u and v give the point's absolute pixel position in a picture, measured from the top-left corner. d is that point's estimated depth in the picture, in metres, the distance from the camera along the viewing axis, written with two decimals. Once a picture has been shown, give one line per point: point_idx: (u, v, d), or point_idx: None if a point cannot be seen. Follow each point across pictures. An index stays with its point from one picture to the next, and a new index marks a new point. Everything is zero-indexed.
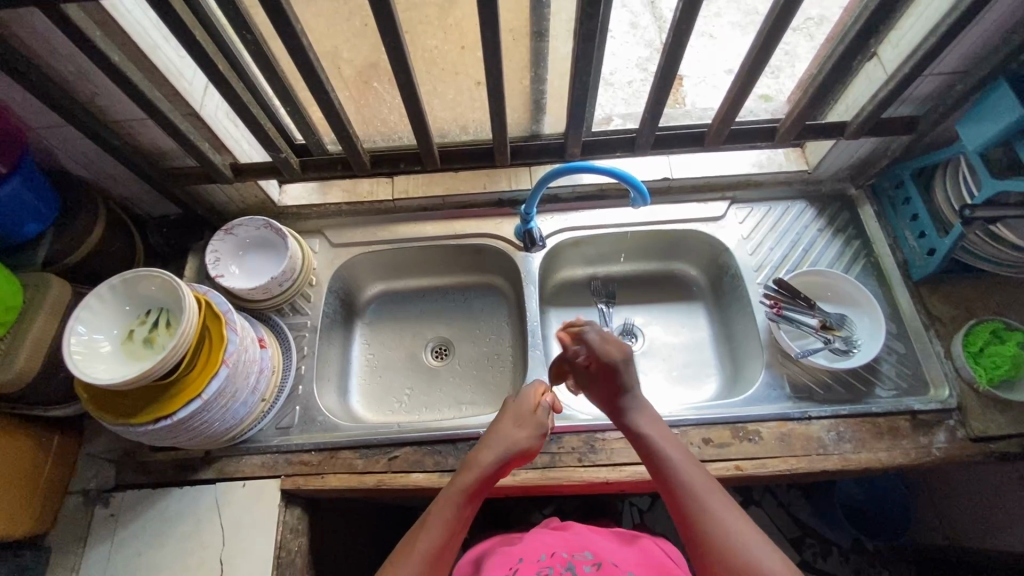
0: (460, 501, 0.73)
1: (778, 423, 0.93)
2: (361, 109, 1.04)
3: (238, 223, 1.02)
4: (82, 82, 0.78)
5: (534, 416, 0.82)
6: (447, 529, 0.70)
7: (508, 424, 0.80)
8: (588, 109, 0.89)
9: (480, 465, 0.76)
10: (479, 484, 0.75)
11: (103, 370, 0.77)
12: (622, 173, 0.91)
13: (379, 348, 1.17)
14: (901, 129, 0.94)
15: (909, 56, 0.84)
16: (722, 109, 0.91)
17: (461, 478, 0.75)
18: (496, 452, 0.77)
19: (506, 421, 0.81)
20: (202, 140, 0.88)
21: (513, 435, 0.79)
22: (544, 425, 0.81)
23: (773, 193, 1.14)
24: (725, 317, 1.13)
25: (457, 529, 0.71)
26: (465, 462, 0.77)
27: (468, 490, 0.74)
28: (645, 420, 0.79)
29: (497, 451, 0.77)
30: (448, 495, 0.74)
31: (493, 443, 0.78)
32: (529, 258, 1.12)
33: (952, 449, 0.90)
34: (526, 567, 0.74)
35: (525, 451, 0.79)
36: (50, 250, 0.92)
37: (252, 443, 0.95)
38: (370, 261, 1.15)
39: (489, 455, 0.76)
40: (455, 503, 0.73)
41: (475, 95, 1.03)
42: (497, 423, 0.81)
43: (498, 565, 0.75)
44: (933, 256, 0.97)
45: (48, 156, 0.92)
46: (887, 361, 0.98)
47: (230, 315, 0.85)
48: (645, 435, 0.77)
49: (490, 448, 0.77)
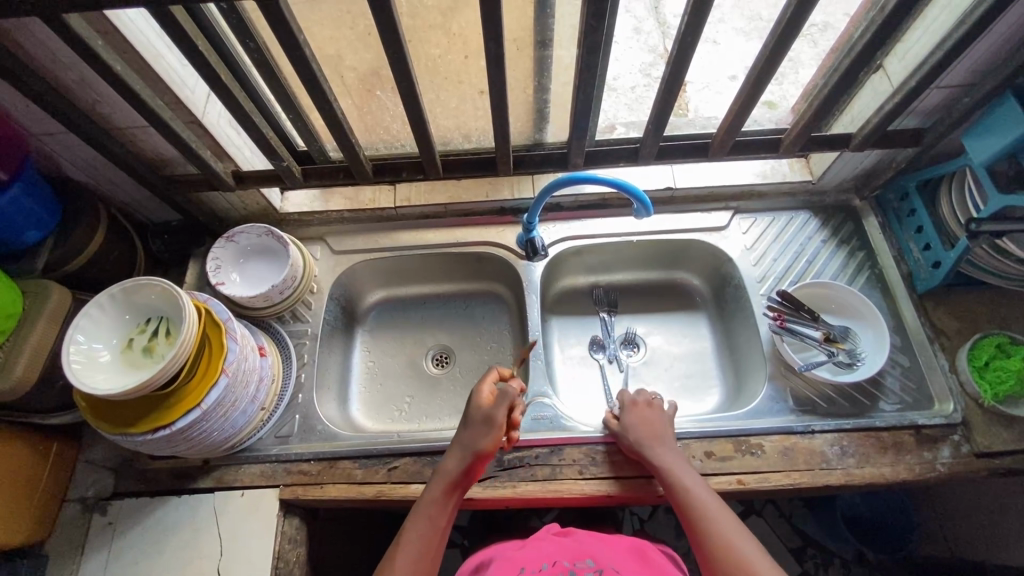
0: (433, 510, 0.77)
1: (781, 437, 0.92)
2: (363, 117, 1.04)
3: (239, 231, 1.01)
4: (84, 90, 0.78)
5: (487, 411, 0.83)
6: (425, 538, 0.74)
7: (466, 427, 0.84)
8: (591, 119, 0.88)
9: (448, 474, 0.80)
10: (449, 491, 0.78)
11: (102, 380, 0.76)
12: (624, 184, 0.91)
13: (380, 355, 1.16)
14: (906, 141, 0.94)
15: (915, 69, 0.83)
16: (727, 120, 0.90)
17: (433, 488, 0.79)
18: (458, 458, 0.81)
19: (465, 422, 0.84)
20: (203, 147, 0.88)
21: (472, 435, 0.82)
22: (497, 417, 0.82)
23: (776, 203, 1.13)
24: (728, 328, 1.13)
25: (436, 537, 0.75)
26: (436, 471, 0.81)
27: (440, 500, 0.78)
28: (668, 453, 0.85)
29: (458, 457, 0.81)
30: (422, 508, 0.78)
31: (458, 450, 0.82)
32: (531, 266, 1.11)
33: (956, 464, 0.89)
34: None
35: (485, 447, 0.81)
36: (50, 258, 0.92)
37: (251, 452, 0.95)
38: (372, 269, 1.15)
39: (453, 462, 0.80)
40: (431, 513, 0.76)
41: (478, 103, 1.02)
42: (461, 427, 0.85)
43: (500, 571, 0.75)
44: (938, 269, 0.96)
45: (49, 162, 0.91)
46: (891, 375, 0.97)
47: (230, 323, 0.85)
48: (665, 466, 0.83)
49: (453, 455, 0.81)
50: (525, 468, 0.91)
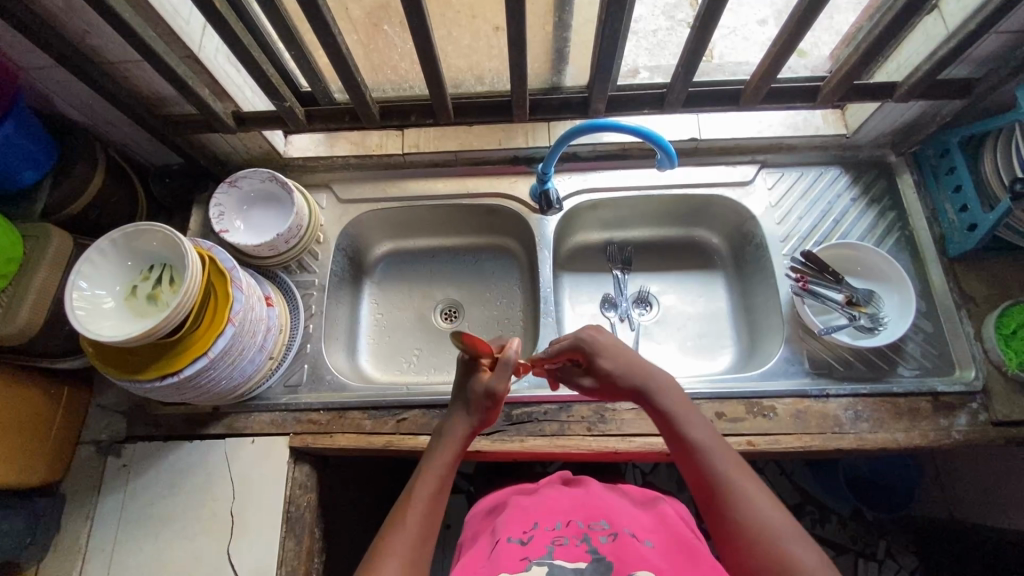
0: (443, 476, 0.71)
1: (795, 400, 0.90)
2: (369, 55, 0.96)
3: (242, 175, 0.97)
4: (71, 19, 0.72)
5: (489, 383, 0.74)
6: (431, 501, 0.68)
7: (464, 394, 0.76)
8: (616, 62, 0.82)
9: (453, 437, 0.74)
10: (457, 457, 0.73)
11: (108, 327, 0.75)
12: (648, 132, 0.85)
13: (387, 307, 1.15)
14: (956, 92, 0.87)
15: (978, 9, 0.75)
16: (762, 66, 0.83)
17: (441, 451, 0.73)
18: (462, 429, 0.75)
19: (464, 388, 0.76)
20: (201, 86, 0.82)
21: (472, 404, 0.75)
22: (501, 392, 0.73)
23: (806, 157, 1.07)
24: (745, 287, 1.10)
25: (437, 503, 0.69)
26: (441, 433, 0.75)
27: (450, 464, 0.72)
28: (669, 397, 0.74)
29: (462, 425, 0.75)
30: (430, 469, 0.72)
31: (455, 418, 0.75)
32: (544, 220, 1.07)
33: (972, 432, 0.87)
34: (541, 534, 0.71)
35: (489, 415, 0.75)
36: (48, 200, 0.88)
37: (260, 401, 0.95)
38: (379, 219, 1.11)
39: (458, 428, 0.75)
40: (438, 474, 0.71)
41: (493, 42, 0.94)
42: (461, 378, 0.77)
43: (512, 524, 0.74)
44: (974, 232, 0.92)
45: (40, 98, 0.86)
46: (913, 341, 0.94)
47: (235, 272, 0.83)
48: (667, 414, 0.72)
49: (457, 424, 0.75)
50: (533, 424, 0.91)
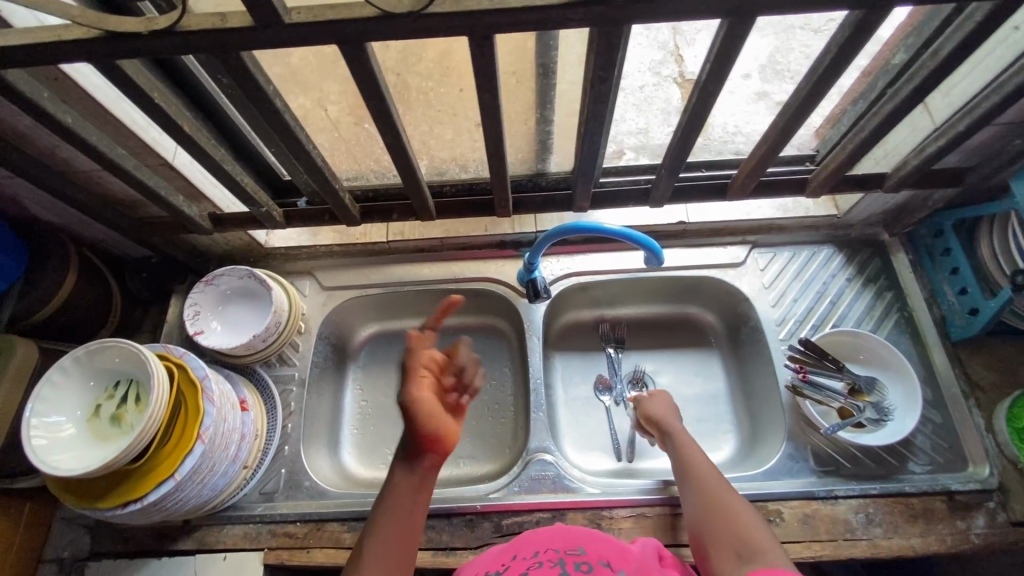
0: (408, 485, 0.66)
1: (802, 503, 0.85)
2: (351, 150, 0.96)
3: (219, 273, 0.95)
4: (41, 136, 0.70)
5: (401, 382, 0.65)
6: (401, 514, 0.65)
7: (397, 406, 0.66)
8: (598, 166, 0.79)
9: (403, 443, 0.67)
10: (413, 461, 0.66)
11: (63, 456, 0.70)
12: (633, 235, 0.83)
13: (373, 393, 1.09)
14: (947, 181, 0.84)
15: (961, 109, 0.74)
16: (749, 164, 0.80)
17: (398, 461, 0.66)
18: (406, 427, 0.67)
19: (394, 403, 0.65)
20: (176, 193, 0.80)
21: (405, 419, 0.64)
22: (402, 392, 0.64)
23: (797, 237, 1.05)
24: (743, 368, 1.05)
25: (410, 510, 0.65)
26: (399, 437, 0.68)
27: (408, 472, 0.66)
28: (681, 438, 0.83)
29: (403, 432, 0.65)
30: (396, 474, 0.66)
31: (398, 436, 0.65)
32: (532, 307, 1.04)
33: (991, 535, 0.82)
34: (518, 564, 0.69)
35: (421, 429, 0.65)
36: (17, 308, 0.85)
37: (234, 511, 0.89)
38: (363, 304, 1.08)
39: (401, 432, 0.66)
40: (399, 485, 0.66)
41: (476, 136, 0.94)
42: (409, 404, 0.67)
43: (493, 559, 0.72)
44: (976, 317, 0.89)
45: (12, 204, 0.84)
46: (921, 433, 0.89)
47: (207, 382, 0.79)
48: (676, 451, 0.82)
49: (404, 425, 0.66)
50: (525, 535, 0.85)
